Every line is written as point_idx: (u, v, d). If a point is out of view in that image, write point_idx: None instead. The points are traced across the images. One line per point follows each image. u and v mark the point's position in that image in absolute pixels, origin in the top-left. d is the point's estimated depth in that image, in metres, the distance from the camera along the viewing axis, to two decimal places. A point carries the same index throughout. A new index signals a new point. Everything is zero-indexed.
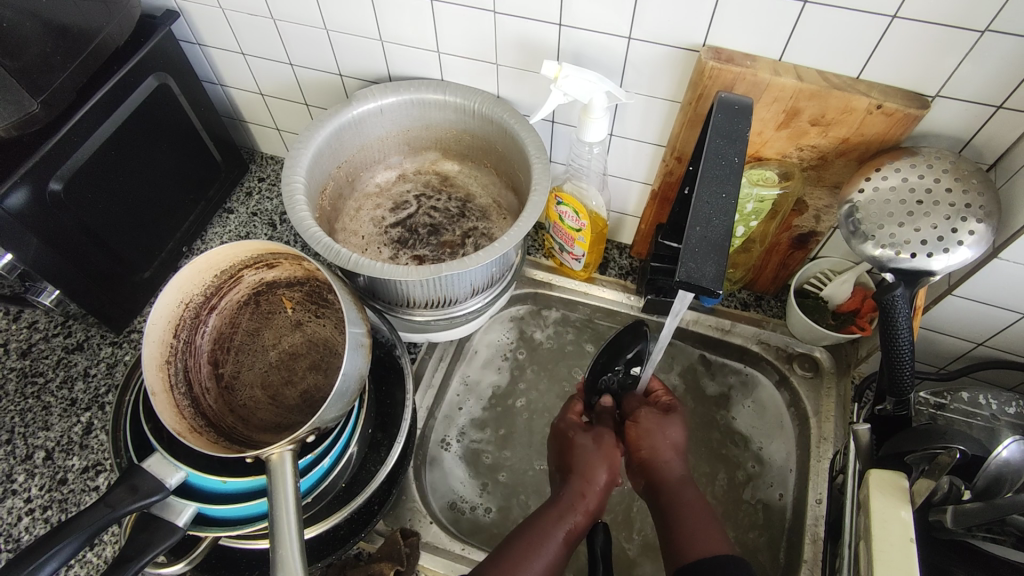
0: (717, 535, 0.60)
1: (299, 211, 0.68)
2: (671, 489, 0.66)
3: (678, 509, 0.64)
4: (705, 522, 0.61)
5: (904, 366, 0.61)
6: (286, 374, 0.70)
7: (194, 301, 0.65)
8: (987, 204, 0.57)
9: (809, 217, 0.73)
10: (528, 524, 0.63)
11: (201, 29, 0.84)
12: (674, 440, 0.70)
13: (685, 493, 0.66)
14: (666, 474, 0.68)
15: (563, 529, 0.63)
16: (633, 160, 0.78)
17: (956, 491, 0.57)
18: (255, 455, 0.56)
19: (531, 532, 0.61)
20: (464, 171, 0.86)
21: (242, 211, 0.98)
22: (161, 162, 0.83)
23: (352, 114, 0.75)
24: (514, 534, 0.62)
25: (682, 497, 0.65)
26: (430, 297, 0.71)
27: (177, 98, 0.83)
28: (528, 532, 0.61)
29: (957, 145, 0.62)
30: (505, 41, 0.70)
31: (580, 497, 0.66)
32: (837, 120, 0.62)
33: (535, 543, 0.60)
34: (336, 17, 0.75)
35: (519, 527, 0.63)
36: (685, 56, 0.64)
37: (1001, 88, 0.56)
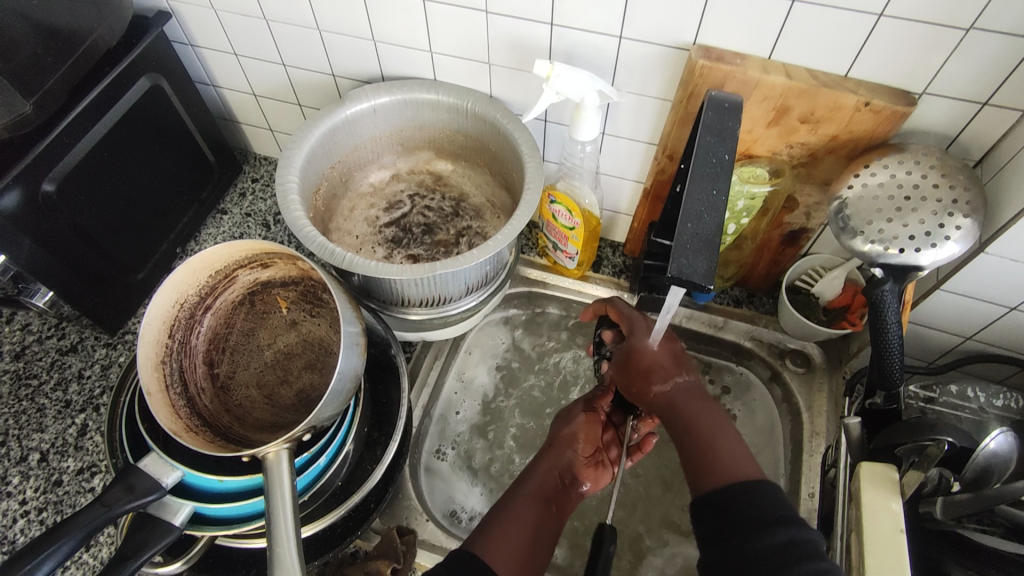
0: (740, 457, 0.54)
1: (293, 211, 0.68)
2: (678, 409, 0.60)
3: (691, 435, 0.58)
4: (713, 439, 0.57)
5: (894, 360, 0.62)
6: (281, 374, 0.70)
7: (188, 300, 0.65)
8: (973, 200, 0.58)
9: (799, 214, 0.74)
10: (504, 500, 0.58)
11: (194, 29, 0.84)
12: (658, 348, 0.65)
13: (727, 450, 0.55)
14: (668, 402, 0.61)
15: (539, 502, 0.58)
16: (625, 159, 0.79)
17: (946, 482, 0.58)
18: (252, 454, 0.56)
19: (509, 511, 0.56)
20: (458, 170, 0.86)
21: (235, 212, 0.98)
22: (154, 162, 0.82)
23: (346, 114, 0.75)
24: (495, 511, 0.57)
25: (689, 416, 0.59)
26: (426, 296, 0.72)
27: (169, 98, 0.83)
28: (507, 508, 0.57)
29: (944, 142, 0.63)
30: (498, 41, 0.71)
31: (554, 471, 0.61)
32: (826, 118, 0.63)
33: (518, 525, 0.55)
34: (328, 18, 0.75)
35: (497, 503, 0.58)
36: (676, 55, 0.64)
37: (987, 86, 0.57)
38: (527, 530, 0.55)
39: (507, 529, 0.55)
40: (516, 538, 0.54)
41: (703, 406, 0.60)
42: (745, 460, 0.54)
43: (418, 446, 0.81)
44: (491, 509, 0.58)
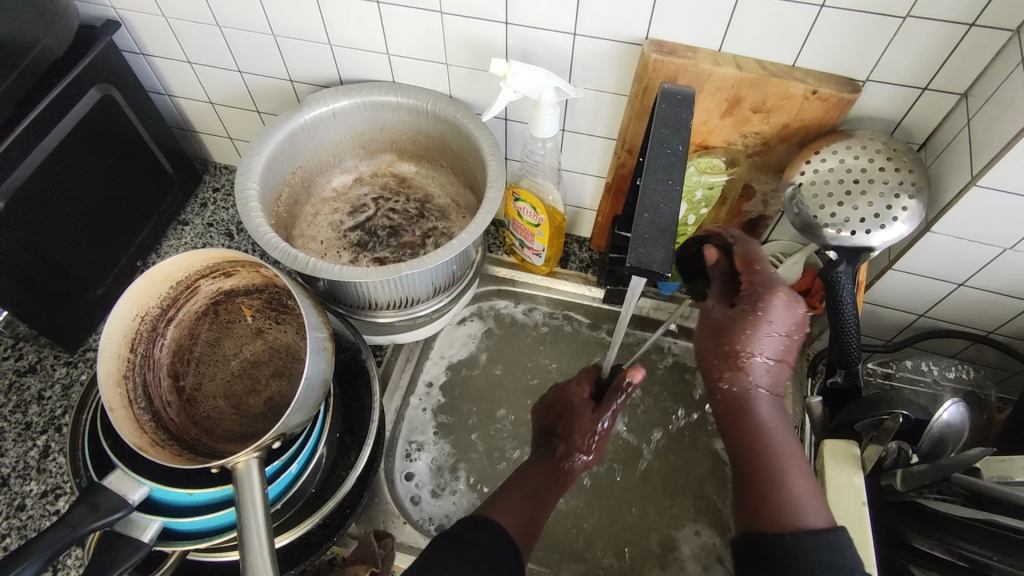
0: (806, 496, 0.50)
1: (254, 218, 0.68)
2: (743, 415, 0.54)
3: (767, 462, 0.52)
4: (787, 480, 0.51)
5: (851, 339, 0.64)
6: (249, 383, 0.69)
7: (150, 313, 0.64)
8: (918, 181, 0.61)
9: (757, 201, 0.75)
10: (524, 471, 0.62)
11: (145, 38, 0.82)
12: (771, 342, 0.54)
13: (798, 486, 0.51)
14: (742, 396, 0.55)
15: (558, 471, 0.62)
16: (586, 154, 0.80)
17: (905, 455, 0.60)
18: (220, 465, 0.56)
19: (524, 482, 0.60)
20: (421, 171, 0.86)
21: (198, 222, 0.96)
22: (109, 174, 0.81)
23: (304, 118, 0.75)
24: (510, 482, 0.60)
25: (763, 440, 0.53)
26: (393, 298, 0.72)
27: (122, 109, 0.81)
28: (525, 477, 0.60)
29: (889, 127, 0.66)
30: (454, 41, 0.71)
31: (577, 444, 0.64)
32: (776, 107, 0.65)
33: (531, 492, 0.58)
34: (282, 23, 0.75)
35: (513, 474, 0.62)
36: (629, 50, 0.66)
37: (926, 72, 0.59)
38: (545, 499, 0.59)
39: (524, 494, 0.58)
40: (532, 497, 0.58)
41: (780, 431, 0.54)
42: (810, 500, 0.50)
43: (392, 450, 0.80)
44: (511, 475, 0.61)
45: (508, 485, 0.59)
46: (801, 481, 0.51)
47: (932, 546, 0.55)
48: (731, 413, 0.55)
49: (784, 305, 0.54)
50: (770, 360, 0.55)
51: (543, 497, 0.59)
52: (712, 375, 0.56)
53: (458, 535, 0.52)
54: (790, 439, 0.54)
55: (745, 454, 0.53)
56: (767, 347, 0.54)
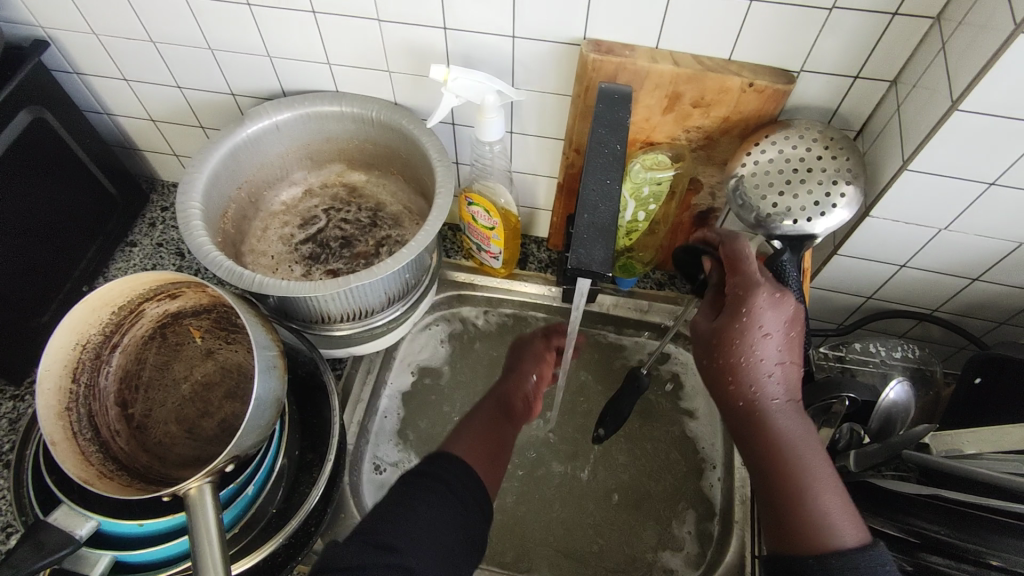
0: (835, 509, 0.48)
1: (197, 237, 0.66)
2: (758, 426, 0.53)
3: (789, 476, 0.50)
4: (811, 495, 0.49)
5: None
6: (201, 406, 0.67)
7: (91, 341, 0.62)
8: (854, 168, 0.62)
9: (705, 194, 0.76)
10: (471, 417, 0.68)
11: (77, 57, 0.80)
12: (769, 347, 0.54)
13: (826, 500, 0.49)
14: (753, 409, 0.53)
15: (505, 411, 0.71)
16: (536, 155, 0.80)
17: (857, 436, 0.63)
18: (172, 493, 0.54)
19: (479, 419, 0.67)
20: (372, 180, 0.85)
21: (146, 242, 0.94)
22: (47, 199, 0.78)
23: (246, 132, 0.74)
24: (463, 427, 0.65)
25: (784, 453, 0.51)
26: (346, 310, 0.71)
27: (56, 130, 0.78)
28: (477, 420, 0.67)
29: (825, 115, 0.67)
30: (394, 48, 0.70)
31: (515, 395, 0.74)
32: (715, 100, 0.65)
33: (490, 428, 0.66)
34: (218, 36, 0.73)
35: (461, 425, 0.66)
36: (569, 50, 0.66)
37: (856, 60, 0.61)
38: (498, 429, 0.67)
39: (484, 433, 0.64)
40: (489, 425, 0.67)
41: (801, 443, 0.52)
42: (840, 516, 0.48)
43: (357, 463, 0.79)
44: (456, 428, 0.65)
45: (457, 433, 0.63)
46: (829, 491, 0.49)
47: (883, 524, 0.56)
48: (746, 423, 0.54)
49: (772, 306, 0.54)
50: (773, 367, 0.54)
51: (499, 431, 0.66)
52: (718, 391, 0.56)
53: (423, 472, 0.54)
54: (812, 448, 0.52)
55: (763, 463, 0.52)
56: (767, 352, 0.54)
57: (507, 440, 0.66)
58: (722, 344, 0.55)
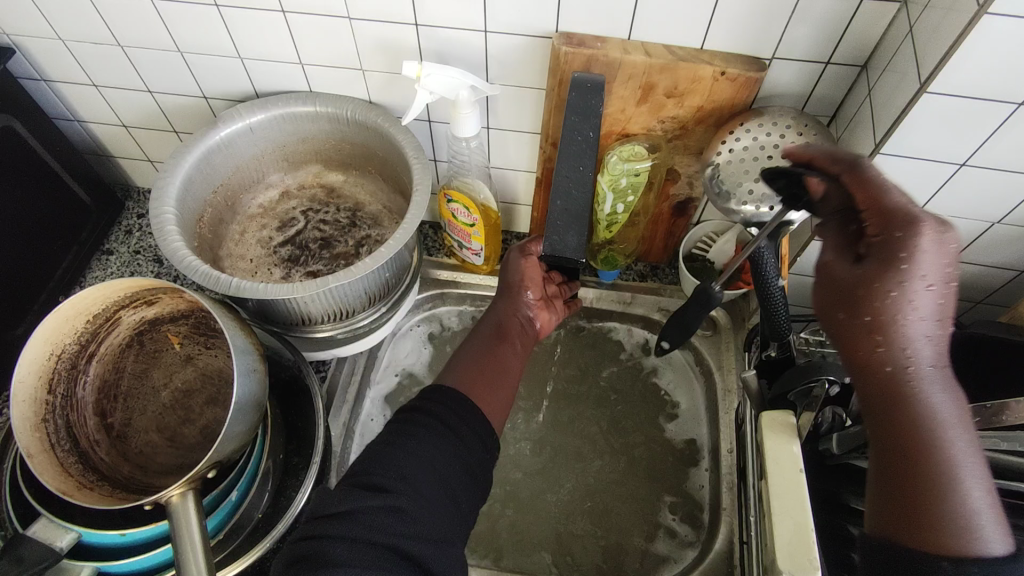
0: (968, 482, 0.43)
1: (172, 243, 0.66)
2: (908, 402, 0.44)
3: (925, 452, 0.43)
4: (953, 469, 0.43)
5: (779, 311, 0.64)
6: (183, 412, 0.67)
7: (67, 351, 0.61)
8: (827, 153, 0.62)
9: (682, 184, 0.77)
10: (472, 341, 0.65)
11: (44, 63, 0.78)
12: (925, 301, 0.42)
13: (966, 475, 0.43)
14: (901, 382, 0.43)
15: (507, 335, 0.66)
16: (513, 150, 0.80)
17: (839, 420, 0.62)
18: (153, 501, 0.53)
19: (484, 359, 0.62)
20: (349, 180, 0.85)
21: (123, 250, 0.92)
22: (18, 208, 0.77)
23: (220, 135, 0.73)
24: (462, 360, 0.63)
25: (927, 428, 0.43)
26: (327, 311, 0.70)
27: (25, 139, 0.77)
28: (475, 345, 0.64)
29: (798, 102, 0.67)
30: (366, 46, 0.70)
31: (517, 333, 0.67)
32: (689, 90, 0.66)
33: (493, 363, 0.62)
34: (187, 38, 0.72)
35: (460, 351, 0.64)
36: (542, 44, 0.66)
37: (826, 46, 0.61)
38: (498, 357, 0.63)
39: (490, 362, 0.62)
40: (496, 360, 0.63)
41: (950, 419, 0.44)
42: (976, 491, 0.43)
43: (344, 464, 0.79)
44: (454, 355, 0.64)
45: (456, 361, 0.63)
46: (967, 464, 0.43)
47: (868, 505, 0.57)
48: (890, 401, 0.44)
49: (935, 246, 0.41)
50: (932, 330, 0.43)
51: (506, 359, 0.63)
52: (876, 377, 0.44)
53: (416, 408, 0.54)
54: (964, 427, 0.44)
55: (893, 440, 0.44)
56: (924, 310, 0.42)
57: (513, 363, 0.64)
58: (860, 302, 0.43)
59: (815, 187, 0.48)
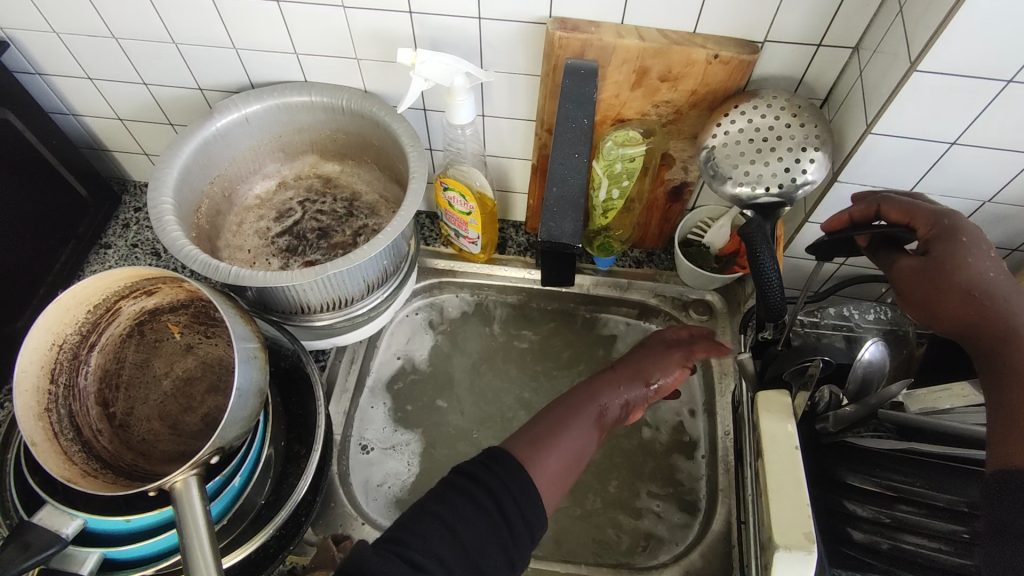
0: None
1: (171, 232, 0.66)
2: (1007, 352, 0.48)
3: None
4: None
5: (774, 292, 0.64)
6: (184, 401, 0.67)
7: (68, 340, 0.61)
8: (821, 134, 0.63)
9: (677, 168, 0.77)
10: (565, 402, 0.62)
11: (38, 57, 0.78)
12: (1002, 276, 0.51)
13: None
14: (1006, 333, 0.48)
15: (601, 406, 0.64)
16: (509, 138, 0.80)
17: (837, 399, 0.62)
18: (157, 487, 0.54)
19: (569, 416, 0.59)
20: (346, 170, 0.85)
21: (121, 244, 0.92)
22: (16, 202, 0.77)
23: (216, 126, 0.73)
24: (532, 426, 0.57)
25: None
26: (326, 300, 0.71)
27: (21, 132, 0.77)
28: (557, 413, 0.60)
29: (791, 85, 0.68)
30: (361, 35, 0.70)
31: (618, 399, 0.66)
32: (683, 74, 0.66)
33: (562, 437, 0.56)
34: (181, 29, 0.72)
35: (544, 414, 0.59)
36: (536, 30, 0.66)
37: (817, 28, 0.62)
38: (577, 424, 0.59)
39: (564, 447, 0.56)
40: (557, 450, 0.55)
41: None
42: None
43: (345, 452, 0.80)
44: (532, 420, 0.58)
45: (531, 425, 0.57)
46: None
47: (863, 481, 0.57)
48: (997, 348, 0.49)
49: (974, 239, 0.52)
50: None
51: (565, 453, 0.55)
52: (978, 345, 0.50)
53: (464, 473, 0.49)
54: None
55: (1006, 388, 0.47)
56: (983, 272, 0.51)
57: (586, 450, 0.58)
58: (925, 279, 0.53)
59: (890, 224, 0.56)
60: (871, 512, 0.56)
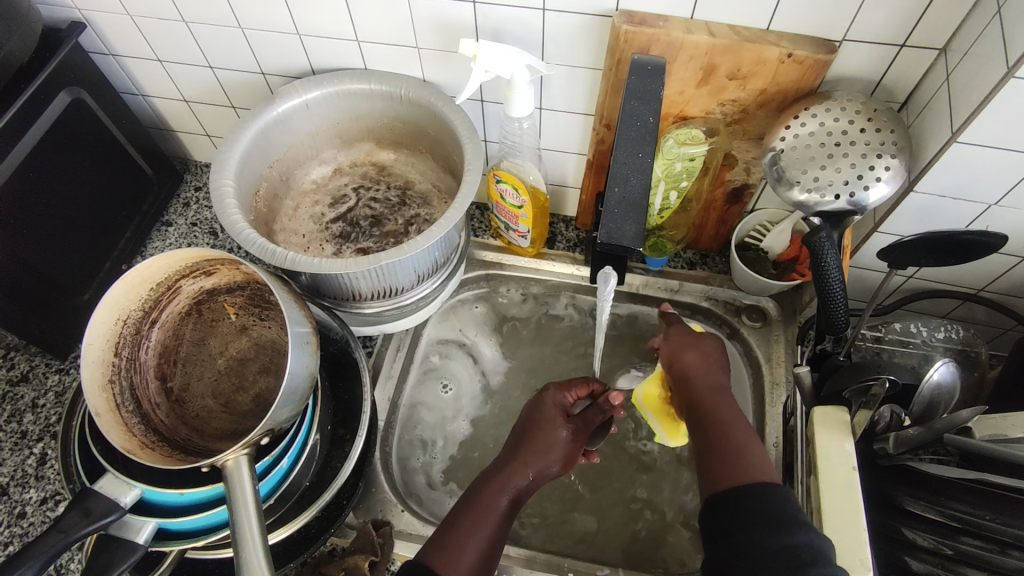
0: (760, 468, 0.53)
1: (231, 215, 0.67)
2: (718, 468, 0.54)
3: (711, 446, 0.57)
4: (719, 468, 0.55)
5: (838, 305, 0.62)
6: (236, 380, 0.69)
7: (131, 316, 0.63)
8: (899, 141, 0.60)
9: (739, 170, 0.74)
10: (478, 490, 0.61)
11: (112, 38, 0.81)
12: None
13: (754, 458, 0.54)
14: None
15: (507, 496, 0.61)
16: (565, 131, 0.79)
17: (898, 418, 0.59)
18: (210, 464, 0.55)
19: (534, 444, 0.65)
20: (401, 159, 0.85)
21: (181, 222, 0.95)
22: (87, 179, 0.80)
23: (277, 111, 0.74)
24: (526, 430, 0.67)
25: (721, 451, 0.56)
26: (376, 289, 0.71)
27: (94, 112, 0.80)
28: (504, 472, 0.63)
29: (869, 87, 0.64)
30: (423, 24, 0.70)
31: (558, 421, 0.67)
32: (752, 72, 0.63)
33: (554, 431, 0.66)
34: (248, 15, 0.73)
35: (538, 404, 0.69)
36: (601, 23, 0.64)
37: (903, 28, 0.58)
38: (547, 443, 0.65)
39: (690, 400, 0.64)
40: (470, 552, 0.56)
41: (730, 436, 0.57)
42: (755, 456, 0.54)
43: (387, 439, 0.80)
44: (532, 416, 0.68)
45: (518, 441, 0.66)
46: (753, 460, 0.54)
47: (924, 509, 0.55)
48: None
49: None
50: None
51: (489, 534, 0.58)
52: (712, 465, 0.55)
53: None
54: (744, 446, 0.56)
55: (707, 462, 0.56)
56: None
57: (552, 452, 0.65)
58: None
59: (986, 237, 0.54)
60: (931, 542, 0.54)
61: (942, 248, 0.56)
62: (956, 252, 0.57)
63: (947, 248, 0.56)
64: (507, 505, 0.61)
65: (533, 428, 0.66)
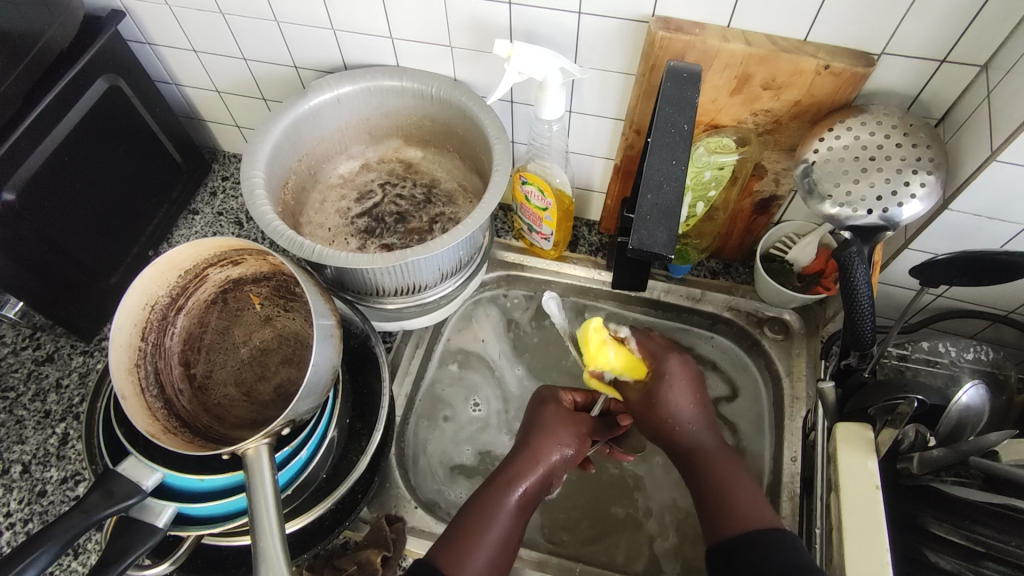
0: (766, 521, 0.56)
1: (260, 206, 0.68)
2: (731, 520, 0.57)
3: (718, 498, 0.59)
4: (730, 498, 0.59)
5: (865, 321, 0.61)
6: (259, 370, 0.70)
7: (159, 302, 0.64)
8: (935, 157, 0.59)
9: (768, 180, 0.74)
10: (489, 484, 0.61)
11: (149, 27, 0.82)
12: None
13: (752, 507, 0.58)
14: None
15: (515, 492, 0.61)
16: (594, 136, 0.79)
17: (922, 438, 0.59)
18: (230, 452, 0.55)
19: (543, 437, 0.65)
20: (428, 156, 0.86)
21: (207, 211, 0.96)
22: (119, 164, 0.81)
23: (309, 105, 0.74)
24: (536, 429, 0.67)
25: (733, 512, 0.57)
26: (400, 285, 0.71)
27: (130, 100, 0.81)
28: (515, 467, 0.62)
29: (906, 101, 0.64)
30: (457, 23, 0.70)
31: (564, 421, 0.67)
32: (787, 83, 0.63)
33: (561, 427, 0.66)
34: (285, 9, 0.74)
35: (541, 408, 0.70)
36: (636, 28, 0.64)
37: (944, 43, 0.57)
38: (557, 438, 0.65)
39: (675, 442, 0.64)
40: (484, 546, 0.57)
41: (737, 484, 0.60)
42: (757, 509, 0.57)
43: (402, 435, 0.81)
44: (538, 417, 0.68)
45: (528, 439, 0.66)
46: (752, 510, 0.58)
47: (948, 531, 0.54)
48: None
49: None
50: None
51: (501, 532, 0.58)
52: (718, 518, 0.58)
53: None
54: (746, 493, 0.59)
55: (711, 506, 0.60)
56: None
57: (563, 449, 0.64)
58: None
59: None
60: (952, 564, 0.53)
61: (981, 267, 0.55)
62: (995, 271, 0.56)
63: (987, 267, 0.55)
64: (518, 498, 0.60)
65: (537, 426, 0.67)
